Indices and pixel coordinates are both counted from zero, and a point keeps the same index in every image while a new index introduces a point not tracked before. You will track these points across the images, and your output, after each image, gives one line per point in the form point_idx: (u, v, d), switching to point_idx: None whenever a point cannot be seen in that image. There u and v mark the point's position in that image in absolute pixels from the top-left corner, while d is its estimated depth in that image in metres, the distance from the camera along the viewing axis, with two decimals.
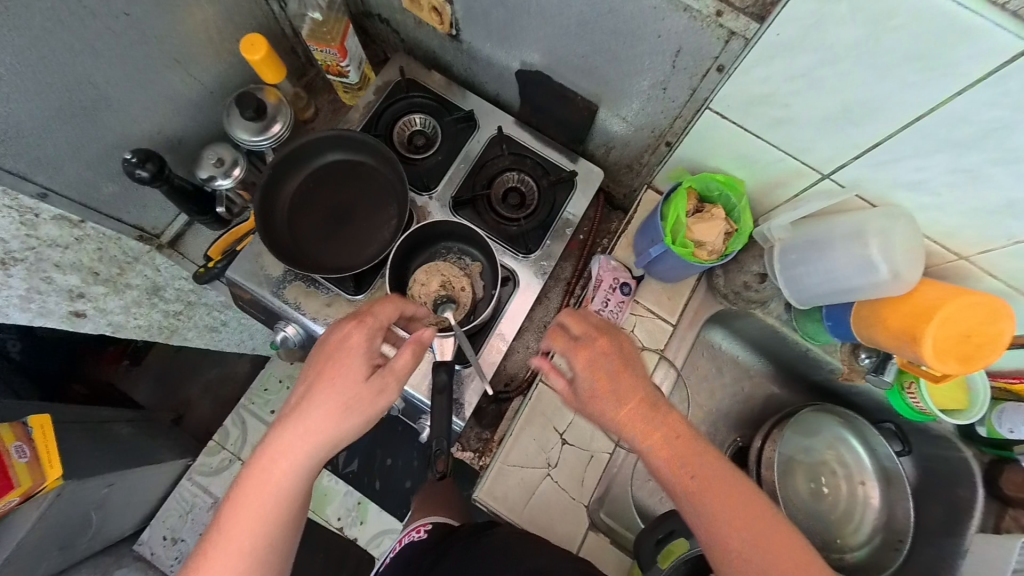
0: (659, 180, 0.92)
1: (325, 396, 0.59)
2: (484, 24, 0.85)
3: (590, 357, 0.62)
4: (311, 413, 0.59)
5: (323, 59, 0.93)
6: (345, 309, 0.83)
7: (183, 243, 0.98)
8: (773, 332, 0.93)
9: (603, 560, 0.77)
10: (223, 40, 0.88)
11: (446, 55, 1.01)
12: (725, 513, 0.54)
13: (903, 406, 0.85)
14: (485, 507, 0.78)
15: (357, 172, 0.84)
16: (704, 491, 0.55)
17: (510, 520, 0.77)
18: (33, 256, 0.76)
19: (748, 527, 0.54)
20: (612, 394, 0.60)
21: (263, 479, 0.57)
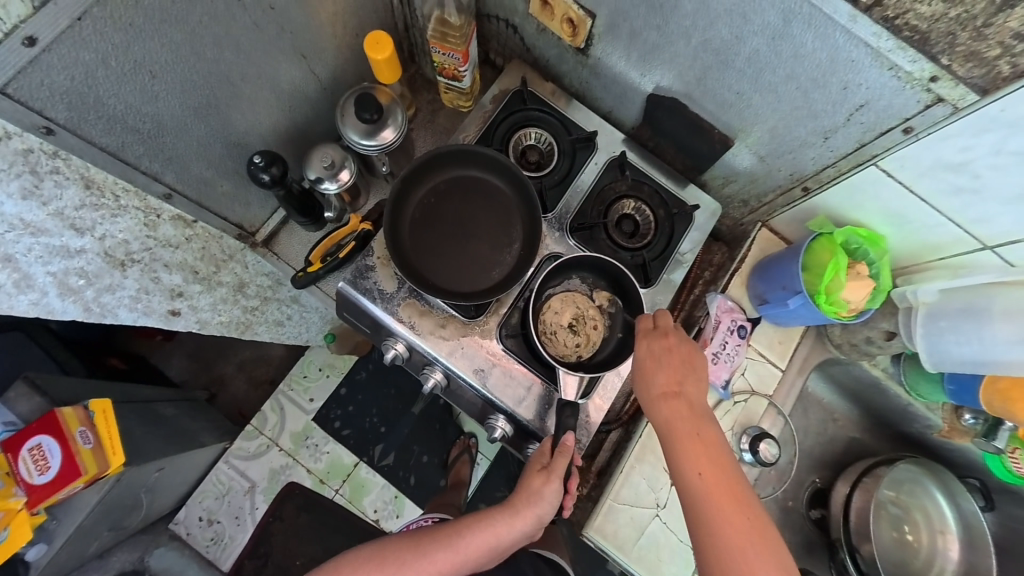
0: (778, 220, 0.91)
1: (538, 497, 0.71)
2: (626, 43, 0.81)
3: (653, 356, 0.68)
4: (525, 502, 0.71)
5: (441, 62, 0.87)
6: (461, 332, 0.80)
7: (276, 241, 0.94)
8: (875, 384, 0.93)
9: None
10: (343, 34, 0.82)
11: (563, 65, 0.95)
12: (714, 515, 0.59)
13: (1001, 469, 0.86)
14: (594, 543, 0.78)
15: (488, 190, 0.82)
16: (700, 490, 0.61)
17: (619, 557, 0.79)
18: (148, 257, 0.72)
19: (727, 532, 0.58)
20: (659, 390, 0.66)
21: (480, 536, 0.71)
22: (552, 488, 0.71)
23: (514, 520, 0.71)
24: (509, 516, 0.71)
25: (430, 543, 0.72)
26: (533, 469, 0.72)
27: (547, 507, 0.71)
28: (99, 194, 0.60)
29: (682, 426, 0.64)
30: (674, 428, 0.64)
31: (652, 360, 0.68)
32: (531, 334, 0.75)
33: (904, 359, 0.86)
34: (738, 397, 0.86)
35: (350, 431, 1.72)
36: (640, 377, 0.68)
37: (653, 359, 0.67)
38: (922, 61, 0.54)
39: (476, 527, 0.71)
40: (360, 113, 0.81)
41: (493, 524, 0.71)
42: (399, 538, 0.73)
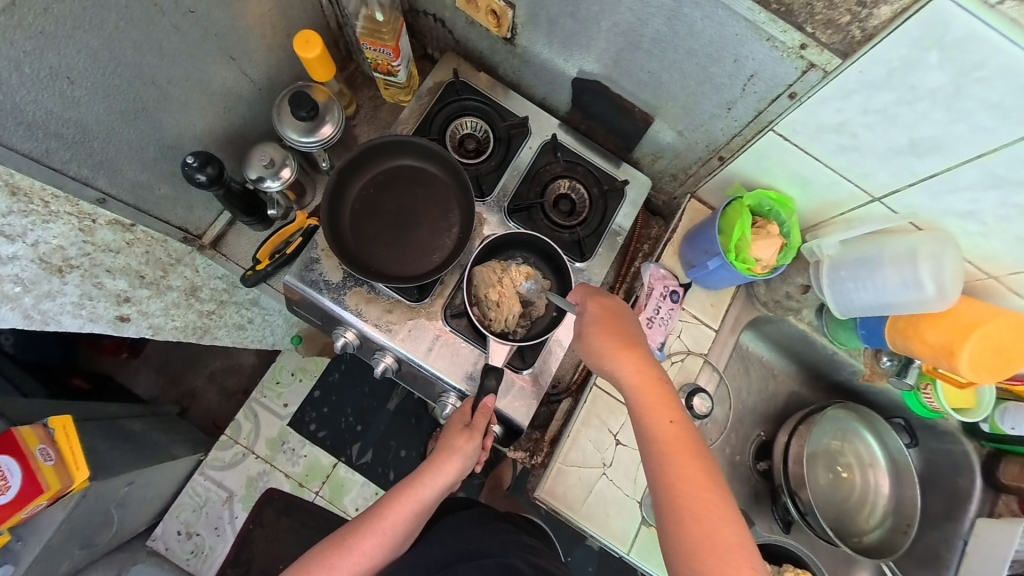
0: (704, 191, 0.98)
1: (458, 453, 0.77)
2: (548, 31, 0.85)
3: (610, 320, 0.73)
4: (443, 459, 0.76)
5: (374, 58, 0.90)
6: (407, 316, 0.84)
7: (224, 243, 0.96)
8: (804, 338, 1.00)
9: (654, 550, 0.84)
10: (275, 35, 0.85)
11: (495, 56, 0.99)
12: (678, 458, 0.65)
13: (918, 406, 0.93)
14: (547, 504, 0.83)
15: (424, 179, 0.86)
16: (664, 436, 0.66)
17: (570, 516, 0.83)
18: (87, 262, 0.73)
19: (689, 471, 0.64)
20: (619, 349, 0.71)
21: (402, 508, 0.74)
22: (472, 443, 0.77)
23: (434, 481, 0.76)
24: (428, 479, 0.76)
25: (363, 525, 0.74)
26: (455, 429, 0.78)
27: (466, 460, 0.77)
28: (27, 200, 0.60)
29: (642, 381, 0.69)
30: (635, 384, 0.69)
31: (605, 330, 0.72)
32: (468, 308, 0.79)
33: (825, 310, 0.94)
34: (675, 357, 0.92)
35: (326, 432, 1.73)
36: (598, 337, 0.72)
37: (605, 329, 0.72)
38: (792, 32, 0.61)
39: (396, 502, 0.75)
40: (295, 111, 0.84)
41: (414, 491, 0.75)
42: (325, 543, 0.74)
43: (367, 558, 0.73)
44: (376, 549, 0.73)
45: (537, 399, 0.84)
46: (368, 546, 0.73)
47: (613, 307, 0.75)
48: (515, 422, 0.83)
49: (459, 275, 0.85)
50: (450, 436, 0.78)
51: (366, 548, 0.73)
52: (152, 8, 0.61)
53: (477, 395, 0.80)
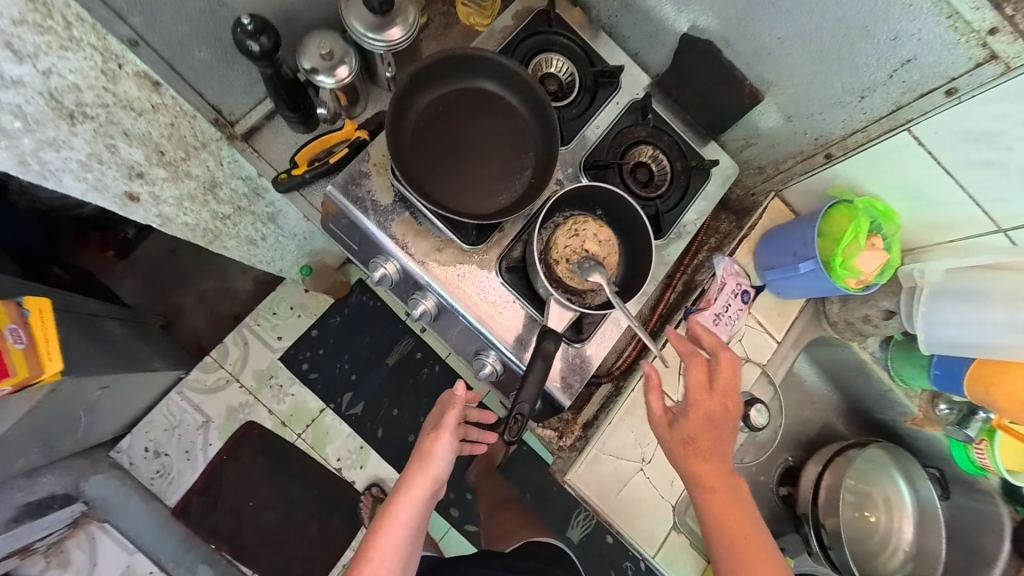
0: (791, 190, 0.89)
1: (432, 459, 0.74)
2: None
3: (705, 410, 0.65)
4: (414, 471, 0.74)
5: None
6: (456, 259, 0.75)
7: (257, 138, 0.84)
8: (858, 369, 0.94)
9: (681, 558, 0.78)
10: None
11: None
12: (757, 556, 0.63)
13: (964, 460, 0.88)
14: (576, 490, 0.76)
15: (501, 110, 0.74)
16: (737, 541, 0.64)
17: (598, 507, 0.77)
18: (105, 116, 0.62)
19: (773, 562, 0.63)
20: (704, 447, 0.65)
21: (386, 536, 0.71)
22: (443, 445, 0.74)
23: (410, 497, 0.72)
24: (404, 498, 0.72)
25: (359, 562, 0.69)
26: (425, 435, 0.76)
27: (435, 466, 0.74)
28: (46, 13, 0.48)
29: (713, 480, 0.65)
30: (715, 486, 0.65)
31: (695, 416, 0.65)
32: (535, 261, 0.68)
33: (892, 342, 0.88)
34: None
35: (317, 375, 1.65)
36: (686, 424, 0.65)
37: (694, 416, 0.65)
38: (986, 11, 0.53)
39: (378, 530, 0.71)
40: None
41: (392, 515, 0.72)
42: None
43: None
44: None
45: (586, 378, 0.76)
46: None
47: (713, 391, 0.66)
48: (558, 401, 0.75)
49: (519, 223, 0.76)
50: (420, 449, 0.76)
51: None
52: None
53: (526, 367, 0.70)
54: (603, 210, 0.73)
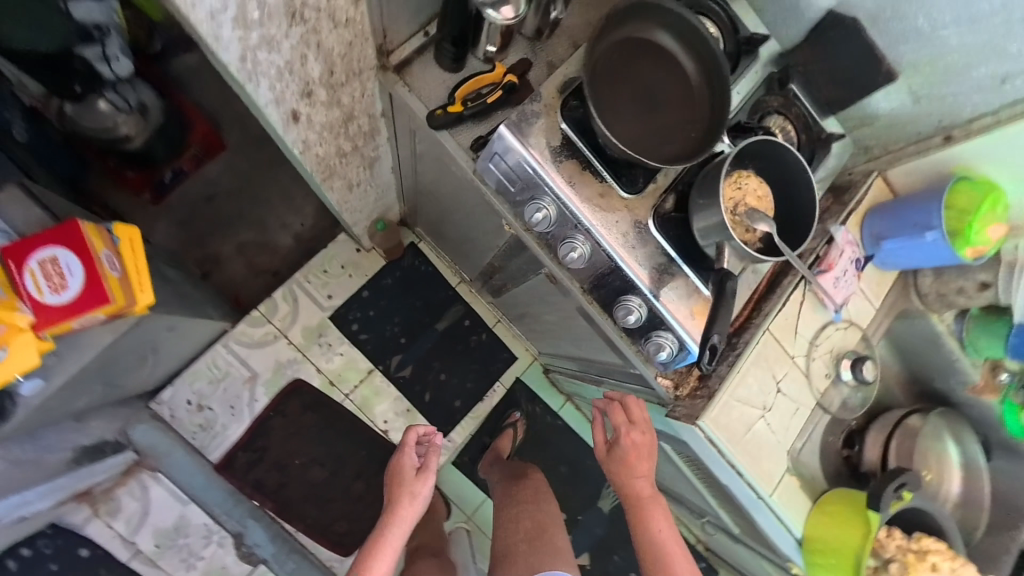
0: (896, 171, 0.98)
1: (416, 497, 0.87)
2: None
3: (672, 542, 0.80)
4: (400, 486, 0.88)
5: None
6: (617, 206, 0.77)
7: (407, 71, 0.83)
8: (931, 341, 1.04)
9: (794, 498, 0.81)
10: None
11: None
12: (663, 537, 0.80)
13: (1016, 425, 1.00)
14: (707, 434, 0.79)
15: (677, 67, 0.75)
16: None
17: (725, 450, 0.79)
18: (315, 20, 0.60)
19: (670, 540, 0.80)
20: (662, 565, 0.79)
21: (394, 530, 0.84)
22: (426, 484, 0.88)
23: (411, 510, 0.86)
24: (395, 527, 0.84)
25: None
26: (409, 475, 0.88)
27: (410, 475, 0.88)
28: None
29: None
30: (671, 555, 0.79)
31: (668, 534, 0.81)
32: (717, 196, 0.71)
33: (969, 316, 1.01)
34: (841, 324, 0.90)
35: (368, 336, 1.61)
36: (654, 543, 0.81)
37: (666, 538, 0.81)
38: None
39: (379, 556, 0.82)
40: None
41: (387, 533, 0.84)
42: None
43: None
44: None
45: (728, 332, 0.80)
46: None
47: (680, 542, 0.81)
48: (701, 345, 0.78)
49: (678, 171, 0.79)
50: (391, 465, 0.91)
51: None
52: None
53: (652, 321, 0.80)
54: (762, 168, 0.77)
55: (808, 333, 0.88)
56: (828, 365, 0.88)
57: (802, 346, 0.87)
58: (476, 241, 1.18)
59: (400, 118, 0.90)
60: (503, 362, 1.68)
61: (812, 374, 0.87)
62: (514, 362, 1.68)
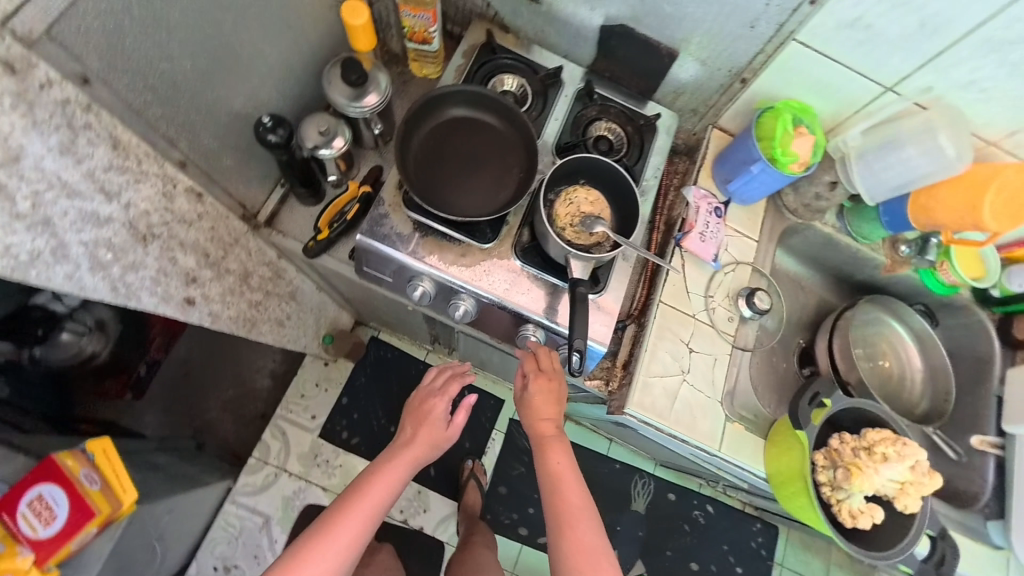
0: (724, 119, 1.10)
1: (429, 429, 0.90)
2: None
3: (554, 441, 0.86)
4: (419, 433, 0.89)
5: (412, 26, 1.00)
6: (480, 258, 0.87)
7: (278, 220, 0.98)
8: (827, 243, 1.09)
9: (742, 443, 0.87)
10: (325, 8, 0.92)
11: (519, 21, 1.10)
12: (561, 468, 0.83)
13: (937, 284, 1.04)
14: (638, 416, 0.86)
15: (480, 126, 0.92)
16: (560, 481, 0.82)
17: (660, 425, 0.86)
18: (166, 233, 0.74)
19: (568, 470, 0.83)
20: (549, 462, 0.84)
21: (398, 462, 0.86)
22: (440, 419, 0.91)
23: (421, 436, 0.89)
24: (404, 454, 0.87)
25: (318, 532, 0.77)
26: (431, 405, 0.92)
27: (437, 425, 0.90)
28: (124, 154, 0.64)
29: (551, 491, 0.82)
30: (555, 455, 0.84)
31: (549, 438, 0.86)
32: (546, 225, 0.81)
33: (845, 211, 1.05)
34: (727, 268, 0.97)
35: (360, 438, 1.67)
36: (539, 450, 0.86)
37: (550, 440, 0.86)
38: None
39: (384, 475, 0.84)
40: (346, 76, 0.91)
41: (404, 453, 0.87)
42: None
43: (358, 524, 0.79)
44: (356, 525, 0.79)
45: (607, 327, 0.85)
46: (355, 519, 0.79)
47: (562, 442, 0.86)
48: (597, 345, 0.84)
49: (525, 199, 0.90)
50: (420, 409, 0.92)
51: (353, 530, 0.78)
52: None
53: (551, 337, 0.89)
54: (589, 176, 0.88)
55: (700, 289, 0.95)
56: (728, 309, 0.94)
57: (699, 302, 0.94)
58: (407, 318, 1.28)
59: (289, 254, 1.02)
60: (492, 409, 1.69)
61: (718, 323, 0.93)
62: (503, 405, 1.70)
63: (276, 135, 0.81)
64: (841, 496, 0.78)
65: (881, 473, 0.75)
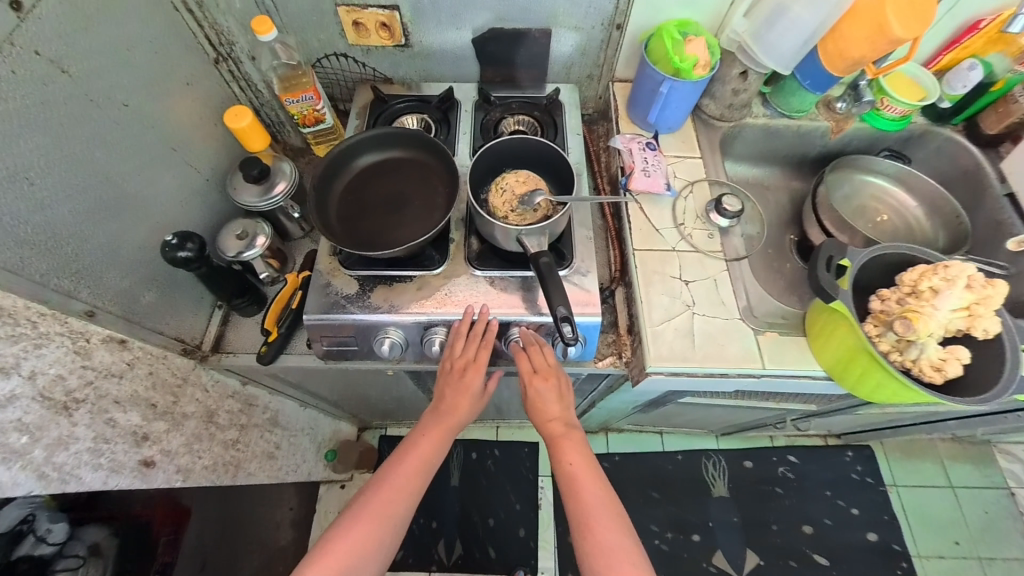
0: (620, 71, 1.12)
1: (466, 394, 0.80)
2: (435, 12, 1.02)
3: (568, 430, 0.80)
4: (451, 408, 0.81)
5: (300, 111, 0.99)
6: (438, 283, 0.81)
7: (226, 341, 0.89)
8: (767, 135, 1.06)
9: (783, 350, 0.76)
10: (209, 121, 0.92)
11: (405, 70, 1.15)
12: (576, 470, 0.77)
13: (886, 122, 1.00)
14: (663, 371, 0.76)
15: (390, 166, 0.89)
16: (575, 477, 0.77)
17: (692, 369, 0.76)
18: (92, 393, 0.66)
19: (585, 468, 0.77)
20: (564, 454, 0.79)
21: (437, 431, 0.81)
22: (475, 379, 0.80)
23: (458, 404, 0.81)
24: (446, 414, 0.81)
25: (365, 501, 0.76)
26: (456, 370, 0.80)
27: (472, 399, 0.81)
28: (12, 322, 0.56)
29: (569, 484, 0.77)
30: (568, 450, 0.79)
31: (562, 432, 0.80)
32: (482, 216, 0.74)
33: (768, 96, 1.03)
34: (684, 191, 0.92)
35: (404, 550, 1.50)
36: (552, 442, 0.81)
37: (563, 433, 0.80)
38: None
39: (429, 433, 0.81)
40: (247, 173, 0.89)
41: (443, 420, 0.81)
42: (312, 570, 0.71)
43: (400, 492, 0.77)
44: (397, 495, 0.77)
45: (592, 293, 0.78)
46: (396, 483, 0.78)
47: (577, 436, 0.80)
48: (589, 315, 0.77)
49: (460, 207, 0.88)
50: (450, 379, 0.81)
51: (394, 492, 0.77)
52: (70, 105, 0.63)
53: (539, 329, 0.80)
54: (510, 162, 0.85)
55: (668, 223, 0.88)
56: (704, 229, 0.88)
57: (672, 234, 0.87)
58: (401, 391, 1.19)
59: (249, 375, 0.93)
60: (530, 457, 1.63)
61: (701, 246, 0.86)
62: (539, 448, 1.64)
63: (201, 245, 0.76)
64: (914, 355, 0.67)
65: (941, 309, 0.65)
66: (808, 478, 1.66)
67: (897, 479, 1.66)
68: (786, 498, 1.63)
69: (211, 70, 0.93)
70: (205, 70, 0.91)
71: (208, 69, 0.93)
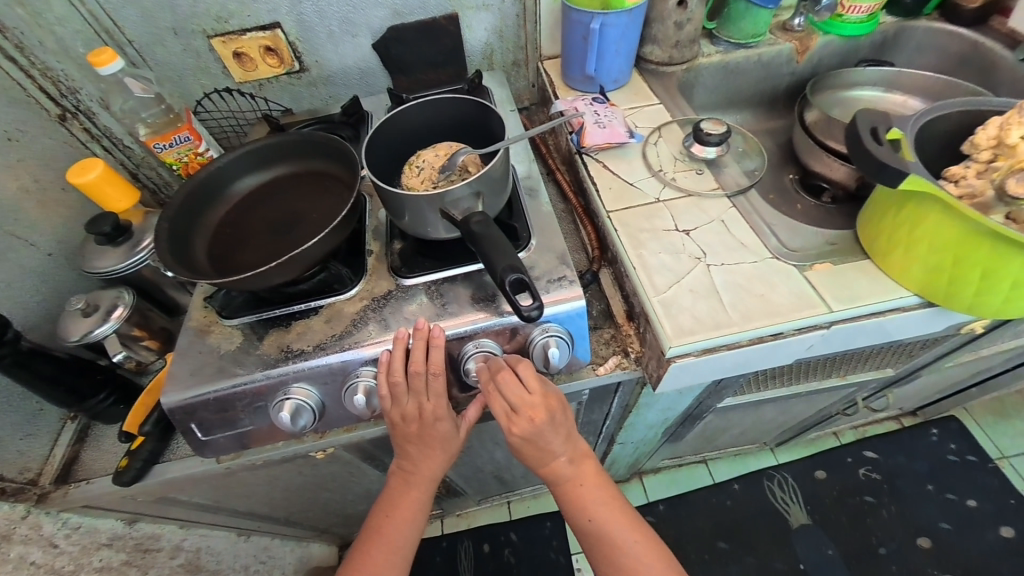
0: (547, 49, 0.98)
1: (428, 442, 0.57)
2: (321, 21, 0.84)
3: (579, 466, 0.58)
4: (420, 464, 0.58)
5: (180, 157, 0.79)
6: (355, 308, 0.58)
7: (80, 464, 0.64)
8: (728, 73, 0.92)
9: (845, 284, 0.54)
10: (52, 181, 0.73)
11: (305, 101, 0.95)
12: (599, 523, 0.57)
13: (849, 27, 0.87)
14: (692, 352, 0.52)
15: (280, 186, 0.69)
16: (603, 528, 0.57)
17: (730, 341, 0.52)
18: None
19: (611, 517, 0.57)
20: (580, 501, 0.58)
21: (408, 497, 0.59)
22: (432, 413, 0.55)
23: (424, 456, 0.58)
24: (412, 473, 0.59)
25: None
26: (401, 406, 0.54)
27: (438, 441, 0.57)
28: None
29: (595, 538, 0.57)
30: (587, 494, 0.58)
31: (573, 474, 0.58)
32: (388, 193, 0.53)
33: (716, 31, 0.90)
34: (652, 136, 0.74)
35: None
36: (561, 486, 0.58)
37: (575, 474, 0.58)
38: None
39: (397, 500, 0.59)
40: (99, 233, 0.67)
41: (411, 480, 0.59)
42: None
43: None
44: None
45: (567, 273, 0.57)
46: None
47: (592, 472, 0.59)
48: (564, 300, 0.55)
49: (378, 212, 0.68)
50: (400, 423, 0.55)
51: None
52: None
53: (509, 338, 0.56)
54: (425, 142, 0.67)
55: (643, 173, 0.69)
56: (689, 170, 0.68)
57: (652, 184, 0.67)
58: (365, 483, 0.89)
59: (126, 506, 0.65)
60: (556, 535, 1.29)
61: (693, 189, 0.66)
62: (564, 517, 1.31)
63: (20, 337, 0.57)
64: None
65: None
66: (900, 477, 1.33)
67: (1002, 449, 1.36)
68: (884, 508, 1.29)
69: (52, 127, 0.74)
70: (40, 124, 0.72)
71: (45, 125, 0.73)
